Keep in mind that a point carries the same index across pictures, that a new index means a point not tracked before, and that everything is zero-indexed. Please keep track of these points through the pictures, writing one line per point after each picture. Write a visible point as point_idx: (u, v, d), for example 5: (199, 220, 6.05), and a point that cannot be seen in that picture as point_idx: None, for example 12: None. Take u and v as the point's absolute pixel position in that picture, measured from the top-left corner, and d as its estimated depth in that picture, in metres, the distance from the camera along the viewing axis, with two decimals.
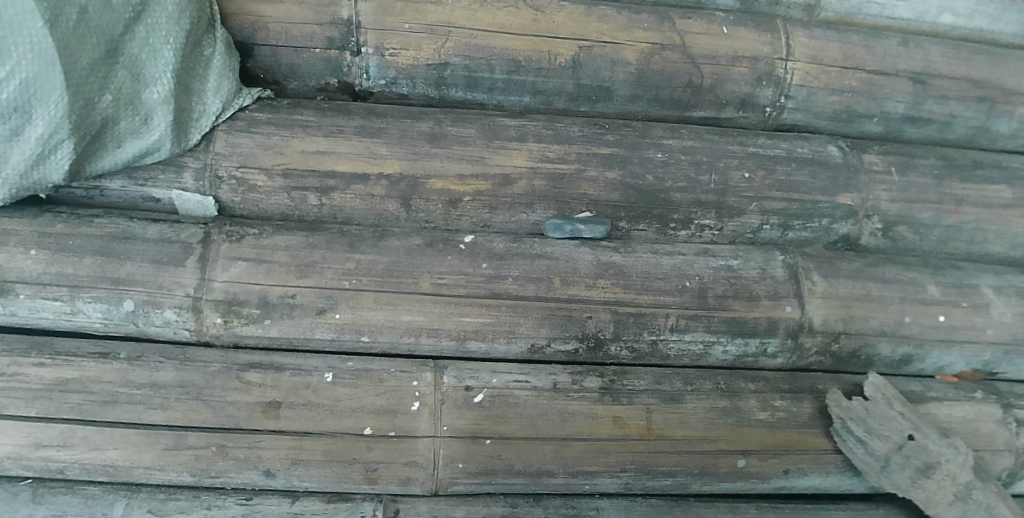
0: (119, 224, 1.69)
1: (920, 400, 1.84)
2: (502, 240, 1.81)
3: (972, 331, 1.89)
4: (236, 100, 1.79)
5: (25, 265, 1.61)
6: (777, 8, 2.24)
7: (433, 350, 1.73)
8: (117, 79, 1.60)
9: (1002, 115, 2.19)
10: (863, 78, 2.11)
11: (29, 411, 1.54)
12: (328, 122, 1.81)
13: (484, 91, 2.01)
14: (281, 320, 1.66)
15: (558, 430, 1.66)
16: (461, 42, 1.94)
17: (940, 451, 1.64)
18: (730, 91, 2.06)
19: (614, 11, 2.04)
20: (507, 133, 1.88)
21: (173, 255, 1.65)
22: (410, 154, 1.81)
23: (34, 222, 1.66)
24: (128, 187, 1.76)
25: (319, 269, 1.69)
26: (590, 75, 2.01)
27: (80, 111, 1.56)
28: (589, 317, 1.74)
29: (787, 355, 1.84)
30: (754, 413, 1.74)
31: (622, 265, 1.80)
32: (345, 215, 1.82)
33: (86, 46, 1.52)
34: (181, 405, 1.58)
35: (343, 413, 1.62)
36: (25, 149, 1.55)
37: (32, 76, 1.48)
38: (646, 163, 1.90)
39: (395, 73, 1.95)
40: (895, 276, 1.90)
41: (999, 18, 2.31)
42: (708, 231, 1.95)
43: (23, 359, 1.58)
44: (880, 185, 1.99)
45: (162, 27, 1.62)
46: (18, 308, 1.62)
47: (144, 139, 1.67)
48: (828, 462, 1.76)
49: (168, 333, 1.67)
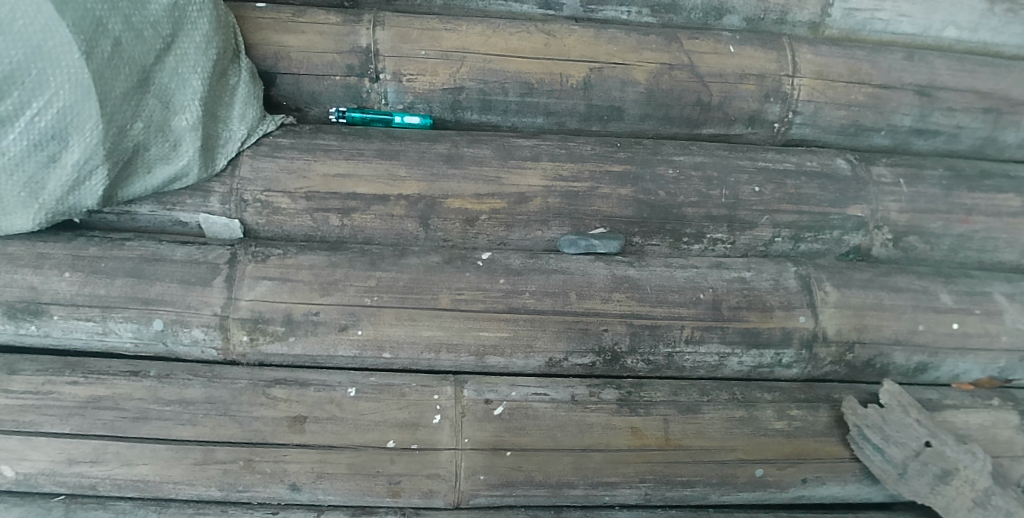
0: (149, 247, 1.76)
1: (936, 407, 1.85)
2: (519, 256, 1.86)
3: (987, 338, 1.90)
4: (260, 126, 1.87)
5: (60, 287, 1.67)
6: (782, 27, 2.31)
7: (453, 365, 1.76)
8: (148, 107, 1.67)
9: (1009, 125, 2.22)
10: (869, 93, 2.15)
11: (64, 428, 1.59)
12: (349, 146, 1.88)
13: (498, 114, 2.08)
14: (306, 337, 1.71)
15: (578, 442, 1.68)
16: (475, 67, 2.02)
17: (958, 456, 1.64)
18: (738, 108, 2.11)
19: (623, 35, 2.12)
20: (522, 153, 1.93)
21: (202, 276, 1.71)
22: (428, 175, 1.87)
23: (68, 246, 1.73)
24: (157, 211, 1.83)
25: (342, 287, 1.74)
26: (602, 96, 2.07)
27: (114, 138, 1.63)
28: (605, 330, 1.77)
29: (802, 365, 1.86)
30: (771, 423, 1.76)
31: (636, 278, 1.84)
32: (367, 235, 1.88)
33: (120, 75, 1.59)
34: (209, 421, 1.62)
35: (366, 427, 1.65)
36: (62, 174, 1.62)
37: (69, 105, 1.54)
38: (659, 179, 1.94)
39: (413, 98, 2.02)
40: (907, 285, 1.93)
41: (1003, 30, 2.35)
42: (721, 245, 1.99)
43: (57, 378, 1.64)
44: (889, 197, 2.02)
45: (191, 57, 1.70)
46: (52, 329, 1.68)
47: (173, 164, 1.75)
48: (846, 471, 1.77)
49: (196, 352, 1.72)
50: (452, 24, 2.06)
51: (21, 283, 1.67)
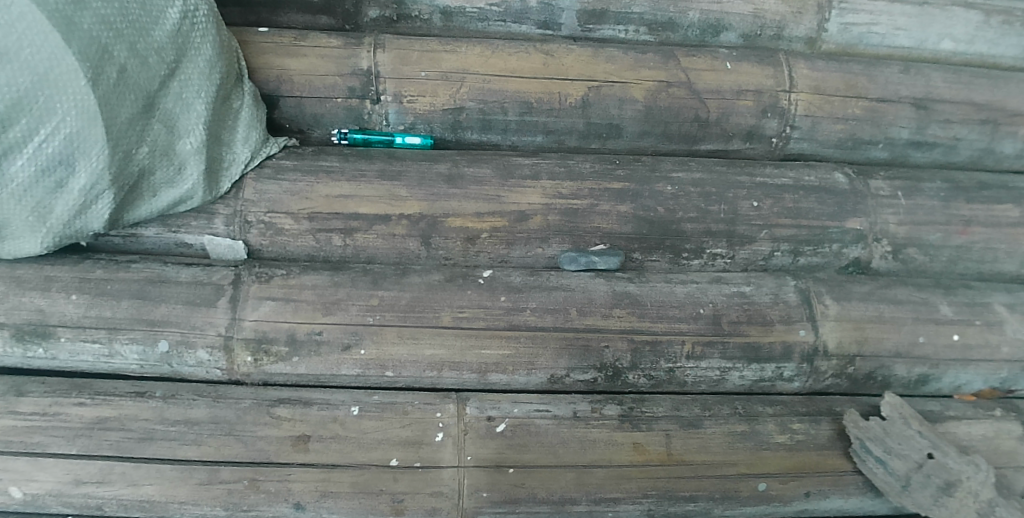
0: (155, 269, 1.79)
1: (938, 419, 1.85)
2: (520, 274, 1.88)
3: (988, 350, 1.90)
4: (264, 148, 1.90)
5: (67, 309, 1.70)
6: (779, 43, 2.33)
7: (455, 383, 1.78)
8: (153, 131, 1.70)
9: (1006, 136, 2.24)
10: (866, 106, 2.17)
11: (70, 449, 1.60)
12: (351, 167, 1.91)
13: (498, 133, 2.11)
14: (309, 357, 1.73)
15: (580, 458, 1.68)
16: (475, 87, 2.05)
17: (961, 468, 1.64)
18: (736, 123, 2.13)
19: (620, 53, 2.15)
20: (522, 172, 1.96)
21: (206, 297, 1.73)
22: (429, 195, 1.89)
23: (74, 268, 1.76)
24: (162, 234, 1.86)
25: (344, 306, 1.76)
26: (601, 114, 2.10)
27: (120, 163, 1.65)
28: (606, 347, 1.78)
29: (804, 379, 1.87)
30: (773, 437, 1.76)
31: (636, 294, 1.85)
32: (368, 254, 1.90)
33: (125, 101, 1.61)
34: (214, 441, 1.63)
35: (369, 445, 1.66)
36: (69, 199, 1.65)
37: (75, 131, 1.57)
38: (657, 196, 1.96)
39: (413, 119, 2.05)
40: (907, 297, 1.94)
41: (999, 42, 2.38)
42: (720, 260, 2.00)
43: (64, 399, 1.66)
44: (887, 209, 2.04)
45: (195, 82, 1.73)
46: (59, 352, 1.70)
47: (178, 188, 1.78)
48: (849, 484, 1.76)
49: (201, 372, 1.74)
50: (452, 46, 2.10)
51: (29, 305, 1.69)
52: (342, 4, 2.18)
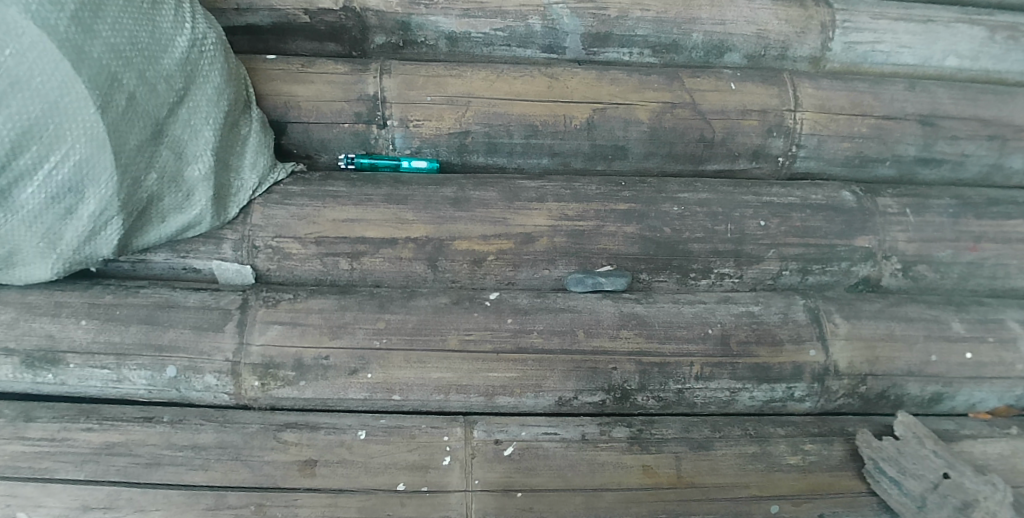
0: (164, 294, 1.80)
1: (954, 438, 1.81)
2: (527, 296, 1.88)
3: (1002, 367, 1.88)
4: (271, 175, 1.93)
5: (76, 335, 1.71)
6: (784, 63, 2.35)
7: (463, 406, 1.77)
8: (162, 158, 1.72)
9: (1015, 152, 2.23)
10: (872, 124, 2.17)
11: (78, 474, 1.59)
12: (358, 192, 1.93)
13: (504, 156, 2.12)
14: (316, 382, 1.73)
15: (590, 481, 1.66)
16: (481, 111, 2.08)
17: (977, 487, 1.58)
18: (742, 143, 2.13)
19: (625, 75, 2.17)
20: (527, 194, 1.97)
21: (214, 322, 1.74)
22: (435, 218, 1.91)
23: (84, 294, 1.78)
24: (171, 259, 1.88)
25: (351, 330, 1.76)
26: (606, 135, 2.11)
27: (129, 190, 1.67)
28: (614, 368, 1.77)
29: (815, 399, 1.84)
30: (785, 458, 1.74)
31: (644, 315, 1.84)
32: (375, 278, 1.91)
33: (134, 128, 1.63)
34: (221, 466, 1.62)
35: (376, 469, 1.64)
36: (79, 225, 1.66)
37: (84, 158, 1.58)
38: (664, 216, 1.96)
39: (419, 143, 2.07)
40: (918, 315, 1.92)
41: (1004, 57, 2.39)
42: (728, 279, 1.99)
43: (72, 425, 1.66)
44: (896, 227, 2.02)
45: (203, 109, 1.76)
46: (68, 377, 1.71)
47: (187, 213, 1.80)
48: (864, 505, 1.70)
49: (209, 397, 1.74)
50: (456, 70, 2.13)
51: (39, 331, 1.71)
52: (349, 32, 2.22)
